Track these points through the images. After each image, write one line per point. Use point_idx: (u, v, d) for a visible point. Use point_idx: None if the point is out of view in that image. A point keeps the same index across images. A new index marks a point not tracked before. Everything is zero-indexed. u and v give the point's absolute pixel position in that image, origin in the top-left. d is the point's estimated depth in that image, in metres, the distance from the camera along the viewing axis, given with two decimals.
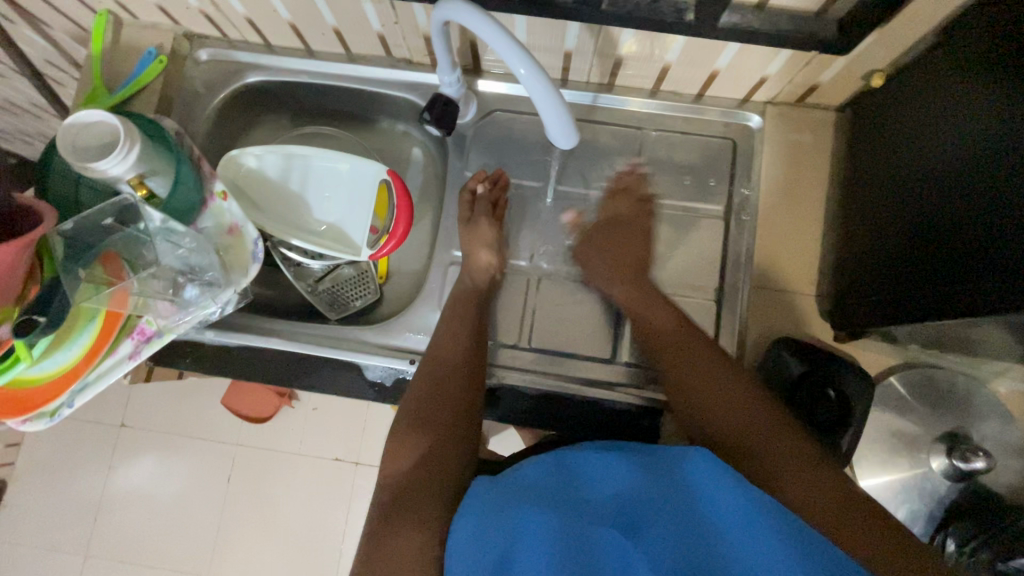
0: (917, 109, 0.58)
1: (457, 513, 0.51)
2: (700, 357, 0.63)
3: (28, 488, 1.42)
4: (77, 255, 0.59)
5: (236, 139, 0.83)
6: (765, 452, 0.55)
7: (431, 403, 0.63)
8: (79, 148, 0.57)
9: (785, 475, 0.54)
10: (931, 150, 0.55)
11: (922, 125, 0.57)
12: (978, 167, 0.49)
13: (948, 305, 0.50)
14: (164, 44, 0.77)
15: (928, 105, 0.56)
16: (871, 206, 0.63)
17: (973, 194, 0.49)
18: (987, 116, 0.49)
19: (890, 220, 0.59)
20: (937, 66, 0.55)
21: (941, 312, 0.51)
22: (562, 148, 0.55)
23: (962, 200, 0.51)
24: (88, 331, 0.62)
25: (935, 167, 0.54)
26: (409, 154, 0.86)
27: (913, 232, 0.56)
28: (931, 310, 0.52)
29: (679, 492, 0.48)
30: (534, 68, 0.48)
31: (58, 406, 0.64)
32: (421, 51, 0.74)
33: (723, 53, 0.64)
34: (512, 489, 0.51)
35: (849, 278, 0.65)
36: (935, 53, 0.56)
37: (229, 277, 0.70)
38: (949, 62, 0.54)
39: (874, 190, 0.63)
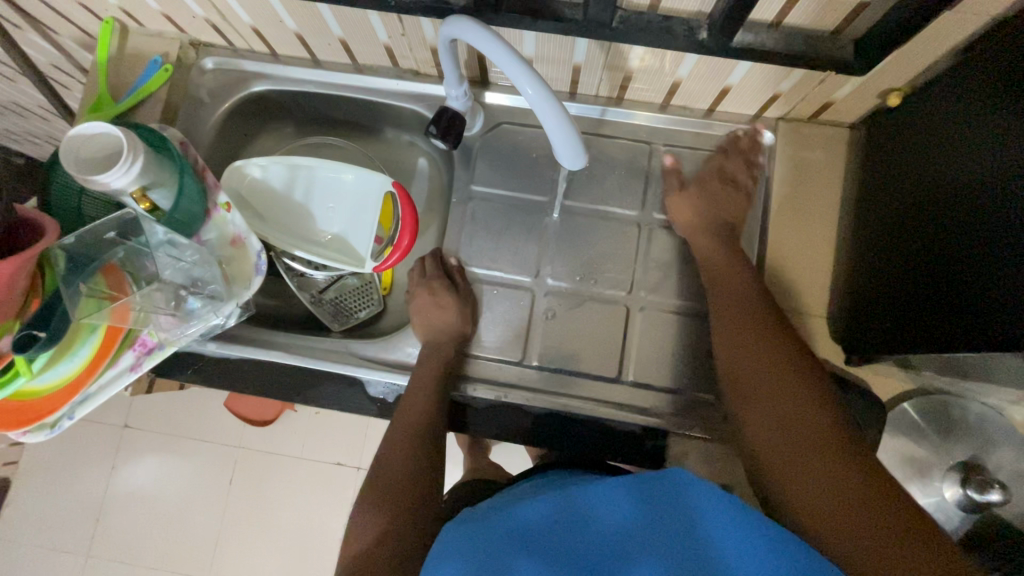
0: (924, 133, 0.57)
1: (427, 561, 0.45)
2: (754, 357, 0.61)
3: (30, 487, 1.42)
4: (79, 269, 0.58)
5: (241, 147, 0.83)
6: (799, 474, 0.53)
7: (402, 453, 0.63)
8: (82, 159, 0.57)
9: (822, 502, 0.50)
10: (937, 176, 0.55)
11: (929, 150, 0.56)
12: (983, 196, 0.49)
13: (963, 336, 0.50)
14: (171, 52, 0.77)
15: (937, 130, 0.56)
16: (878, 229, 0.62)
17: (979, 222, 0.49)
18: (993, 145, 0.49)
19: (897, 244, 0.59)
20: (944, 91, 0.55)
21: (955, 342, 0.50)
22: (570, 169, 0.53)
23: (969, 228, 0.50)
24: (88, 343, 0.62)
25: (942, 193, 0.54)
26: (414, 165, 0.85)
27: (920, 259, 0.56)
28: (944, 339, 0.52)
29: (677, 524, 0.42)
30: (540, 87, 0.46)
31: (58, 418, 0.64)
32: (428, 62, 0.73)
33: (736, 69, 0.63)
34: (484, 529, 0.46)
35: (856, 301, 0.64)
36: (943, 78, 0.56)
37: (231, 290, 0.70)
38: (957, 87, 0.54)
39: (881, 212, 0.62)
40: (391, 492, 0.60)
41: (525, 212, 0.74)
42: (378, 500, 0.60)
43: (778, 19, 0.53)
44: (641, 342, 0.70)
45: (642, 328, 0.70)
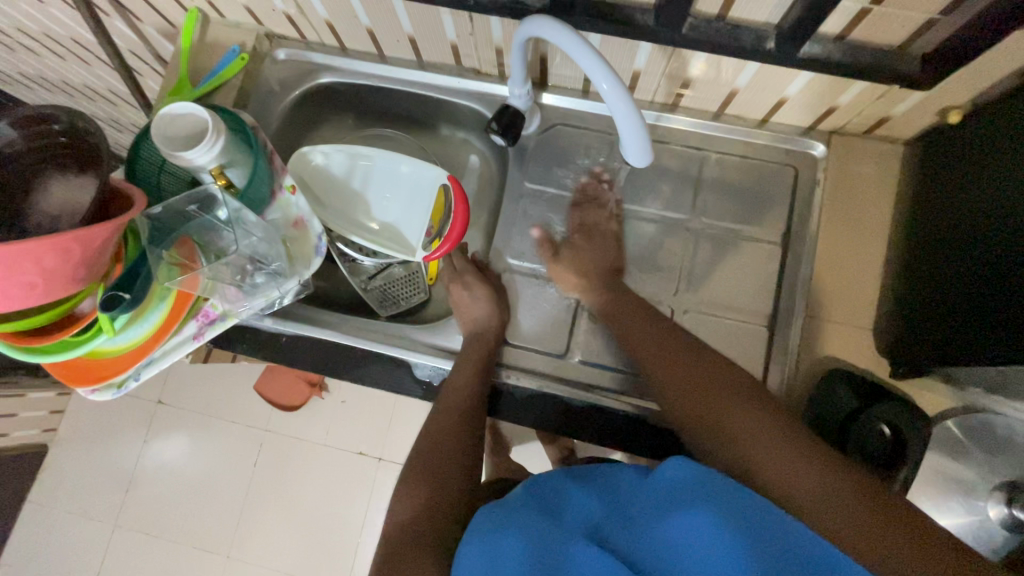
0: (942, 177, 0.63)
1: (469, 530, 0.50)
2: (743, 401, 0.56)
3: (67, 454, 1.48)
4: (160, 237, 0.62)
5: (303, 135, 0.87)
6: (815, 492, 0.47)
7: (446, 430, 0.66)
8: (169, 137, 0.61)
9: (827, 502, 0.46)
10: (951, 213, 0.61)
11: (943, 192, 0.63)
12: (988, 226, 0.55)
13: (1015, 347, 0.50)
14: (247, 42, 0.81)
15: (994, 149, 0.56)
16: (903, 262, 0.67)
17: (987, 248, 0.55)
18: (998, 181, 0.55)
19: (917, 275, 0.64)
20: (955, 140, 0.62)
21: (1009, 354, 0.50)
22: (634, 166, 0.56)
23: (981, 255, 0.55)
24: (158, 310, 0.64)
25: (956, 227, 0.59)
26: (466, 161, 0.88)
27: (942, 284, 0.60)
28: (999, 351, 0.51)
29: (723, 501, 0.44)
30: (617, 84, 0.49)
31: (125, 379, 0.68)
32: (491, 62, 0.76)
33: (795, 80, 0.64)
34: (524, 514, 0.50)
35: (891, 325, 0.66)
36: (954, 127, 0.62)
37: (293, 268, 0.73)
38: (966, 136, 0.60)
39: (904, 247, 0.67)
40: (436, 468, 0.63)
41: (575, 211, 0.76)
42: (421, 471, 0.62)
43: (844, 32, 0.55)
44: None
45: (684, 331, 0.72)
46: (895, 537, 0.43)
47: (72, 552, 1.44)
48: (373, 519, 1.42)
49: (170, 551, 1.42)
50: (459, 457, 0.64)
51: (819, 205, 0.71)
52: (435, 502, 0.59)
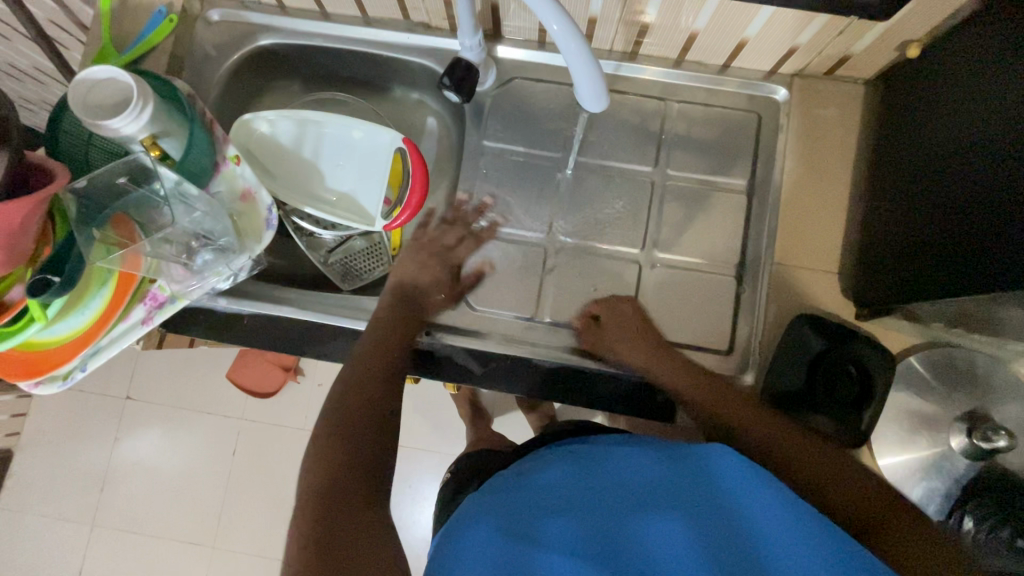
0: (939, 102, 0.57)
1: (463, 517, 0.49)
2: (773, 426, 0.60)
3: (34, 458, 1.42)
4: (92, 216, 0.58)
5: (247, 104, 0.81)
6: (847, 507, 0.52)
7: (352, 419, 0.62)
8: (90, 107, 0.56)
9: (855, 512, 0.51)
10: (951, 142, 0.55)
11: (945, 117, 0.56)
12: (991, 161, 0.50)
13: (973, 276, 0.50)
14: (175, 2, 0.75)
15: (947, 87, 0.56)
16: (890, 199, 0.63)
17: (973, 173, 0.52)
18: (1002, 110, 0.49)
19: (912, 211, 0.59)
20: (955, 61, 0.56)
21: (967, 283, 0.50)
22: (591, 112, 0.53)
23: (981, 190, 0.50)
24: (100, 295, 0.61)
25: (958, 158, 0.54)
26: (424, 124, 0.84)
27: (929, 224, 0.56)
28: (957, 283, 0.51)
29: (701, 485, 0.48)
30: (569, 26, 0.46)
31: (71, 369, 0.63)
32: (439, 14, 0.72)
33: (753, 20, 0.62)
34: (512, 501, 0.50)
35: (877, 265, 0.63)
36: (951, 50, 0.56)
37: (242, 243, 0.69)
38: (968, 59, 0.54)
39: (893, 184, 0.62)
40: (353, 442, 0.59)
41: (537, 169, 0.74)
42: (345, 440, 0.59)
43: None
44: (652, 299, 0.71)
45: (652, 285, 0.71)
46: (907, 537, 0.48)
47: (50, 556, 1.40)
48: None
49: (152, 546, 1.39)
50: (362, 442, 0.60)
51: (782, 151, 0.71)
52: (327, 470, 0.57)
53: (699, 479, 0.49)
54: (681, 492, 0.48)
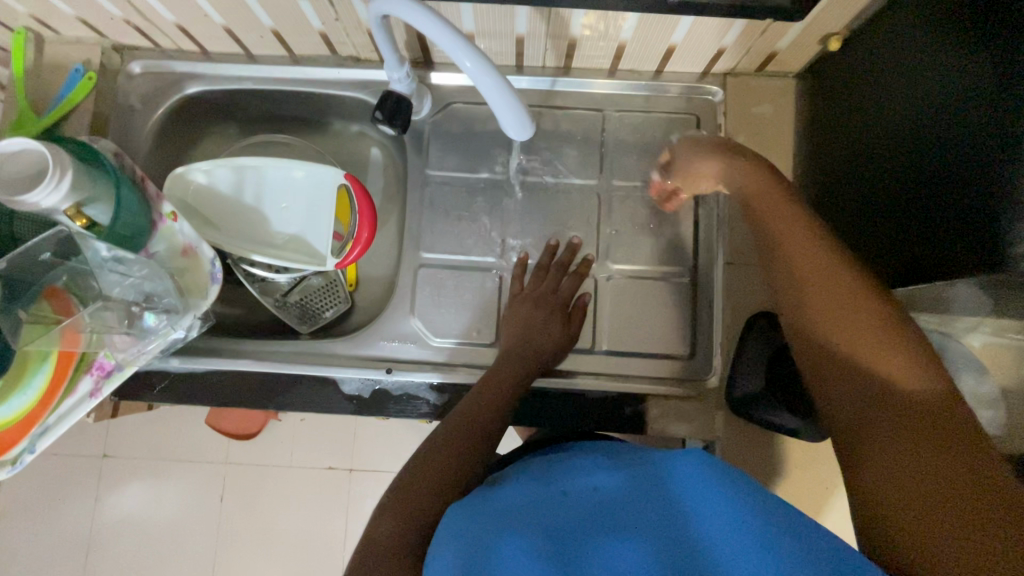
0: (908, 70, 0.52)
1: (433, 542, 0.44)
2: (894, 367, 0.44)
3: (12, 529, 1.37)
4: (19, 295, 0.56)
5: (183, 155, 0.80)
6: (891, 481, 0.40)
7: (457, 430, 0.58)
8: (6, 180, 0.53)
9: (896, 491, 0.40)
10: (925, 112, 0.50)
11: (918, 80, 0.51)
12: (966, 120, 0.45)
13: (963, 251, 0.46)
14: (93, 59, 0.72)
15: (888, 62, 0.55)
16: (860, 175, 0.59)
17: (938, 141, 0.48)
18: (983, 73, 0.44)
19: (887, 188, 0.55)
20: (924, 25, 0.50)
21: (959, 259, 0.46)
22: (517, 140, 0.52)
23: (965, 164, 0.45)
24: (41, 374, 0.58)
25: (942, 118, 0.48)
26: (368, 156, 0.83)
27: (910, 195, 0.52)
28: (949, 259, 0.47)
29: (661, 496, 0.44)
30: (479, 61, 0.46)
31: (19, 452, 0.60)
32: (367, 47, 0.71)
33: (677, 27, 0.62)
34: (485, 513, 0.45)
35: (855, 247, 0.60)
36: (915, 16, 0.52)
37: (187, 302, 0.67)
38: (940, 19, 0.49)
39: (862, 159, 0.58)
40: (438, 457, 0.55)
41: (484, 191, 0.73)
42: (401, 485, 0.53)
43: None
44: (611, 312, 0.71)
45: (610, 298, 0.71)
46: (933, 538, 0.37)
47: None
48: (355, 531, 1.38)
49: None
50: (457, 463, 0.55)
51: None
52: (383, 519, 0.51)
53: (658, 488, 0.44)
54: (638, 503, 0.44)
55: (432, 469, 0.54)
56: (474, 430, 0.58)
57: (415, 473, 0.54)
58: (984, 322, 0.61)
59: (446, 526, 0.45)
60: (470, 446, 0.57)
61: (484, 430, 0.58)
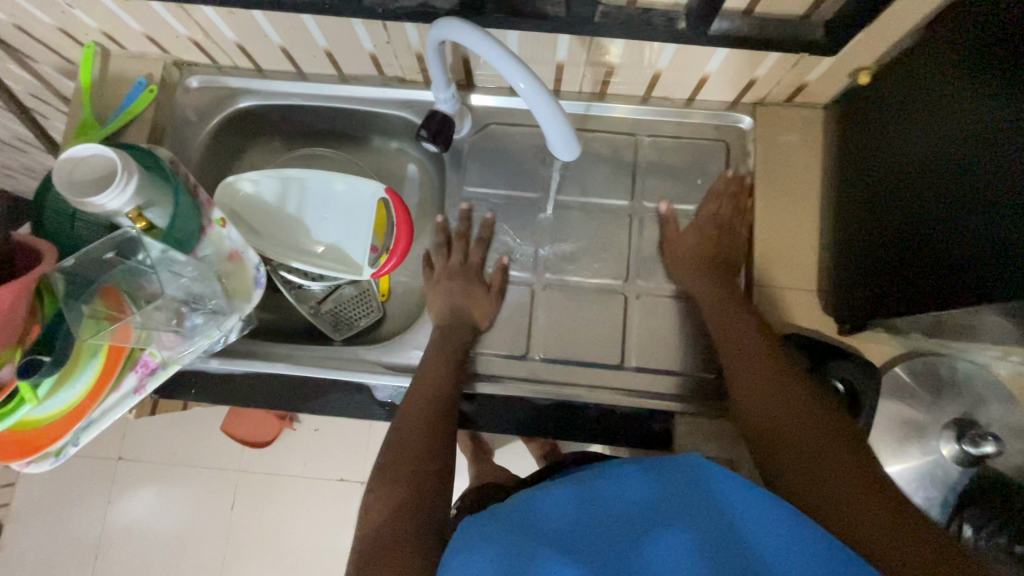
0: (947, 133, 0.53)
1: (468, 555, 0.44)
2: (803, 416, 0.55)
3: (24, 528, 1.38)
4: (78, 291, 0.57)
5: (229, 166, 0.83)
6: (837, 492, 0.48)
7: (416, 427, 0.61)
8: (75, 183, 0.56)
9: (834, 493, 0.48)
10: (937, 155, 0.54)
11: (934, 121, 0.54)
12: (979, 161, 0.49)
13: (976, 278, 0.48)
14: (154, 73, 0.77)
15: (903, 103, 0.59)
16: (877, 210, 0.62)
17: (953, 176, 0.52)
18: (1010, 168, 0.46)
19: (896, 230, 0.58)
20: (976, 94, 0.50)
21: (971, 286, 0.49)
22: (563, 160, 0.55)
23: (972, 232, 0.49)
24: (90, 368, 0.60)
25: (958, 158, 0.51)
26: (405, 171, 0.86)
27: (925, 226, 0.55)
28: (964, 287, 0.50)
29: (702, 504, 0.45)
30: (534, 82, 0.49)
31: (63, 445, 0.63)
32: (413, 69, 0.75)
33: (712, 58, 0.65)
34: (521, 525, 0.45)
35: (868, 271, 0.63)
36: (929, 61, 0.55)
37: (232, 304, 0.71)
38: (985, 99, 0.49)
39: (885, 196, 0.61)
40: (407, 455, 0.58)
41: (518, 209, 0.76)
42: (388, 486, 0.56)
43: (750, 7, 0.56)
44: (640, 331, 0.72)
45: (638, 320, 0.72)
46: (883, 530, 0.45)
47: None
48: None
49: None
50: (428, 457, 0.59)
51: (752, 177, 0.73)
52: (379, 524, 0.52)
53: (702, 500, 0.45)
54: (677, 508, 0.45)
55: (407, 469, 0.57)
56: (426, 427, 0.61)
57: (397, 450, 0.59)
58: (1013, 351, 0.61)
59: (484, 540, 0.45)
60: (435, 439, 0.60)
61: (440, 423, 0.62)
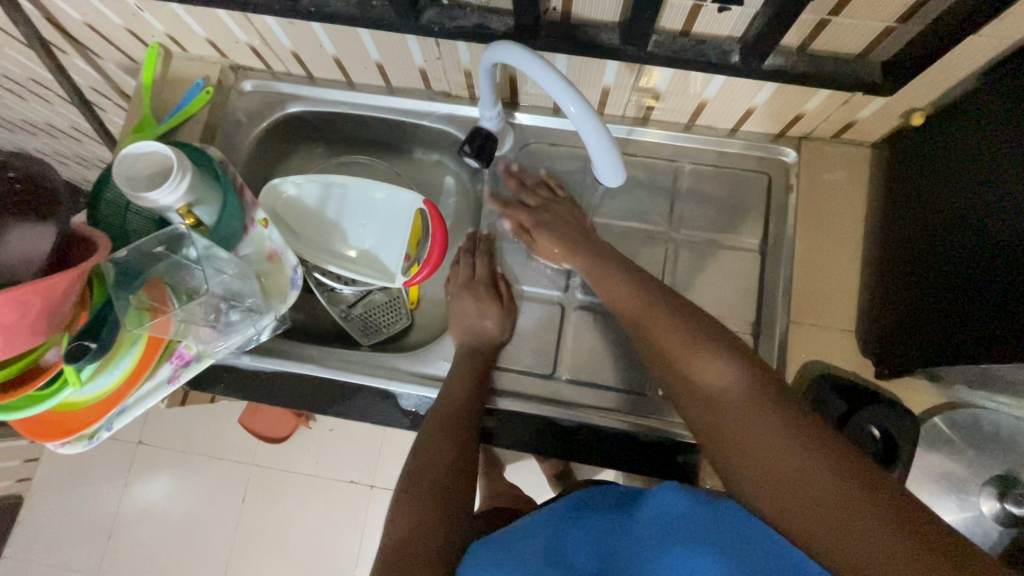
0: (976, 192, 0.54)
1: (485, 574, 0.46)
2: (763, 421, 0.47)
3: (42, 504, 1.41)
4: (127, 280, 0.60)
5: (274, 167, 0.85)
6: (827, 524, 0.41)
7: (435, 438, 0.63)
8: (131, 177, 0.58)
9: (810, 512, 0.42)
10: (967, 211, 0.55)
11: (968, 176, 0.56)
12: (1005, 224, 0.51)
13: (996, 335, 0.50)
14: (212, 75, 0.80)
15: (937, 154, 0.60)
16: (903, 256, 0.63)
17: (980, 233, 0.53)
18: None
19: (921, 279, 0.60)
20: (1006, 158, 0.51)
21: (993, 341, 0.50)
22: (609, 185, 0.57)
23: (994, 290, 0.51)
24: (130, 355, 0.62)
25: (986, 217, 0.53)
26: (442, 183, 0.88)
27: (950, 278, 0.56)
28: (986, 341, 0.51)
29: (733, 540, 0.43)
30: (584, 106, 0.49)
31: (97, 429, 0.65)
32: (460, 85, 0.76)
33: (761, 91, 0.65)
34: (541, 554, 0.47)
35: (889, 315, 0.64)
36: (966, 116, 0.57)
37: (269, 303, 0.72)
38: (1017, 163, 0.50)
39: (911, 243, 0.62)
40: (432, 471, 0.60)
41: None
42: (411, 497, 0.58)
43: (805, 44, 0.56)
44: None
45: None
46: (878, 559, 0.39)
47: None
48: (368, 552, 1.37)
49: None
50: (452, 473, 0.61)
51: (795, 211, 0.72)
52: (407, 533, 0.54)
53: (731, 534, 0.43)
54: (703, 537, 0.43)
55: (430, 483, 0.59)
56: (451, 442, 0.63)
57: (420, 462, 0.61)
58: None
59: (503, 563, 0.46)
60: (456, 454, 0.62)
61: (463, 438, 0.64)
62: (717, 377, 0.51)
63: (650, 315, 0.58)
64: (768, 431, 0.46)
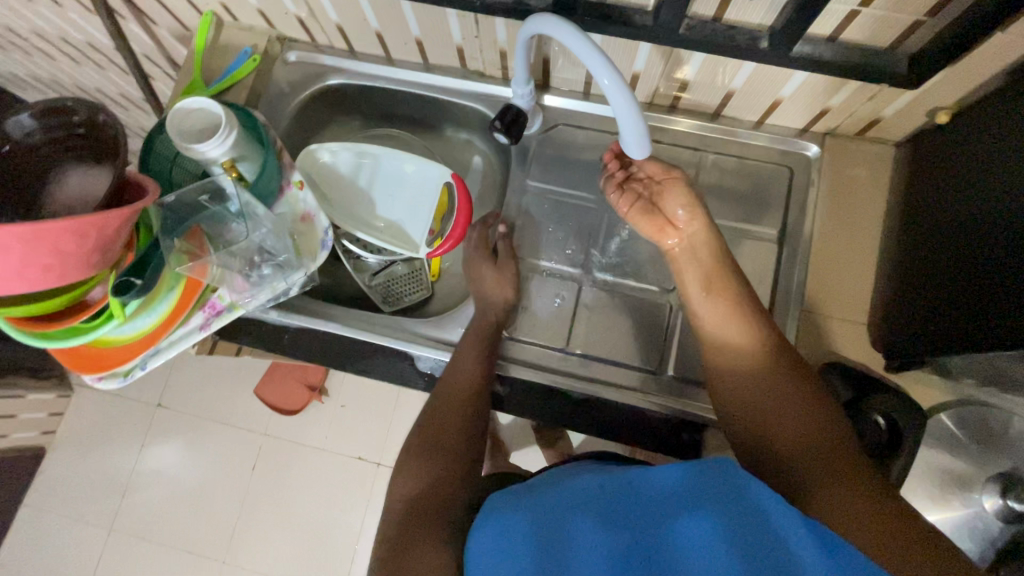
0: (992, 188, 0.55)
1: (496, 521, 0.50)
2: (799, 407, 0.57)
3: (62, 457, 1.47)
4: (172, 226, 0.63)
5: (311, 137, 0.89)
6: (831, 486, 0.51)
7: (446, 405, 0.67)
8: (184, 132, 0.62)
9: (825, 481, 0.51)
10: (984, 207, 0.56)
11: (985, 172, 0.56)
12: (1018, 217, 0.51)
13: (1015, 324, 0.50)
14: (259, 44, 0.84)
15: (959, 153, 0.61)
16: (922, 253, 0.64)
17: (997, 227, 0.54)
18: None
19: (937, 274, 0.60)
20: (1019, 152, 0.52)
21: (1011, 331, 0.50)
22: (634, 158, 0.60)
23: (1007, 282, 0.51)
24: (168, 299, 0.65)
25: (1002, 212, 0.53)
26: (470, 162, 0.91)
27: (968, 272, 0.56)
28: (1004, 332, 0.51)
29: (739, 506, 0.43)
30: (617, 78, 0.51)
31: (132, 367, 0.68)
32: (494, 65, 0.79)
33: (788, 83, 0.66)
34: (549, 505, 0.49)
35: (906, 311, 0.64)
36: (987, 114, 0.57)
37: (300, 260, 0.75)
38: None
39: (931, 239, 0.63)
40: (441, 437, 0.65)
41: (575, 208, 0.78)
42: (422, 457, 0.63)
43: (834, 35, 0.58)
44: (679, 342, 0.72)
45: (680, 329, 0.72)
46: (869, 519, 0.48)
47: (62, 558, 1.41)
48: (370, 528, 1.40)
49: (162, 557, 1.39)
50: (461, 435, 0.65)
51: (815, 205, 0.73)
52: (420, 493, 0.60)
53: (738, 500, 0.43)
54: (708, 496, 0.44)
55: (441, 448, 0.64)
56: (460, 408, 0.67)
57: (438, 420, 0.66)
58: None
59: (511, 514, 0.50)
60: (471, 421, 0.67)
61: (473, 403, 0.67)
62: (760, 359, 0.60)
63: (721, 290, 0.64)
64: (801, 416, 0.56)
